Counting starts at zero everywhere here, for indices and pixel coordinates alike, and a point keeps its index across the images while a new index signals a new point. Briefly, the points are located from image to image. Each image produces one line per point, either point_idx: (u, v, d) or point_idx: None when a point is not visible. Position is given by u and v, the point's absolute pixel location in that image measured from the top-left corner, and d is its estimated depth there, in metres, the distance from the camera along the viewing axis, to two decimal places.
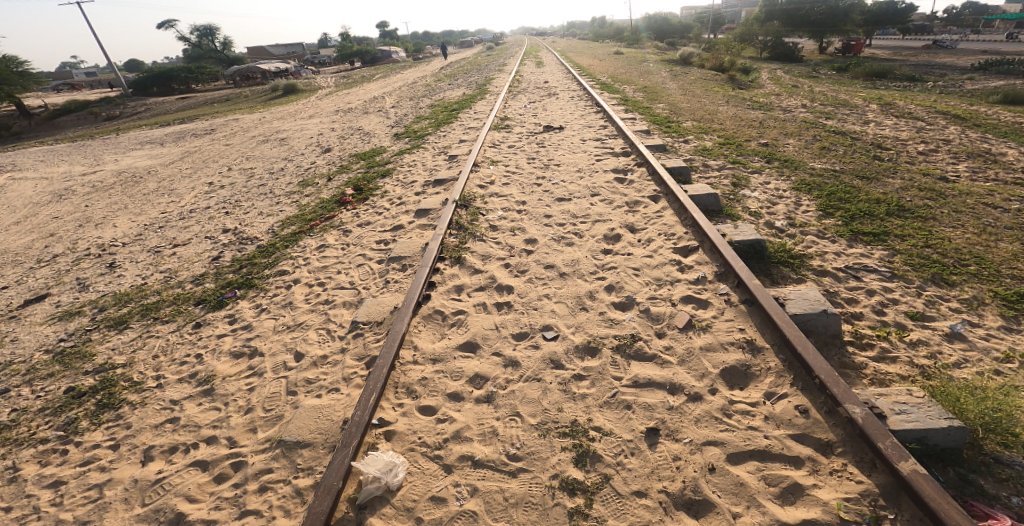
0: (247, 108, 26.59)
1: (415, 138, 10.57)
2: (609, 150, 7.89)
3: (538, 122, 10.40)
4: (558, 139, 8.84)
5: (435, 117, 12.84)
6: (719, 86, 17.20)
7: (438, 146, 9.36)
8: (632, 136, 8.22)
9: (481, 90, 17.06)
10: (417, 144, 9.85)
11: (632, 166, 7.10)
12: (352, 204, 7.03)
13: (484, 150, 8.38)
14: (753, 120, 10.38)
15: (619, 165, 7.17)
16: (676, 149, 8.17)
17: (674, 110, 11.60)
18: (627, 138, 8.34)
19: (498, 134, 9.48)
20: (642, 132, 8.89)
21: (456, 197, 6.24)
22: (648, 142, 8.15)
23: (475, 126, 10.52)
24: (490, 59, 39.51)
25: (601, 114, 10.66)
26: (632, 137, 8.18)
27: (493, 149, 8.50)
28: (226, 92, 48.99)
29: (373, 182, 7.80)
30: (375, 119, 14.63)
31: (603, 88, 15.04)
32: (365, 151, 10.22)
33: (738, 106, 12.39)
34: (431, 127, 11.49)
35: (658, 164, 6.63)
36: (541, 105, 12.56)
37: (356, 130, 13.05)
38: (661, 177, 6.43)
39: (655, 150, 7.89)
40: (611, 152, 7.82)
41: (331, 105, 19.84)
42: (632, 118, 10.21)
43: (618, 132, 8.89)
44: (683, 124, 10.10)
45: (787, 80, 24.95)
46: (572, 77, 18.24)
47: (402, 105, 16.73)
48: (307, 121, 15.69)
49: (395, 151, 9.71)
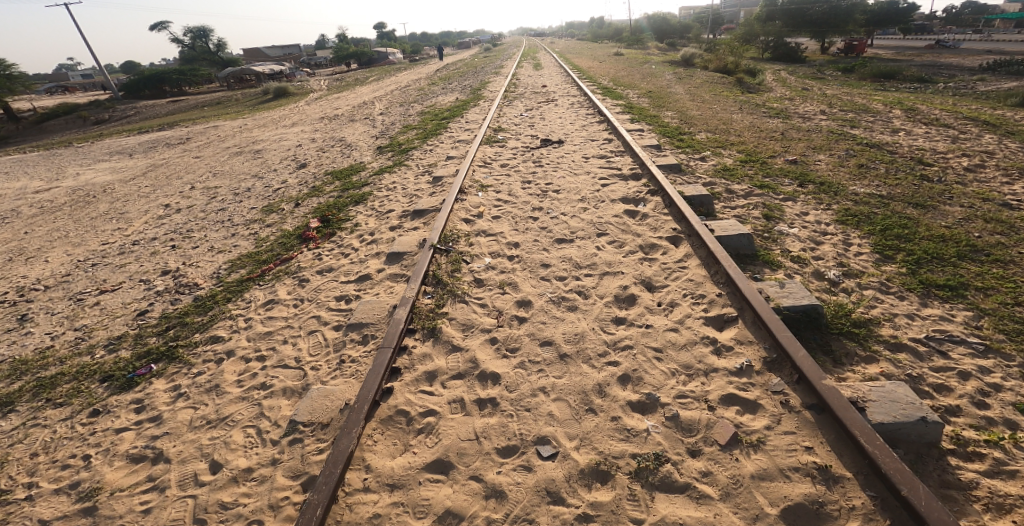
0: (234, 113, 25.57)
1: (400, 152, 9.50)
2: (616, 171, 6.82)
3: (534, 134, 9.33)
4: (557, 155, 7.77)
5: (424, 126, 11.72)
6: (729, 89, 16.08)
7: (422, 164, 8.29)
8: (642, 154, 7.14)
9: (477, 95, 15.95)
10: (399, 160, 8.77)
11: (645, 193, 6.04)
12: (316, 241, 5.99)
13: (472, 170, 7.32)
14: (774, 130, 9.27)
15: (628, 192, 6.12)
16: (692, 167, 7.09)
17: (685, 118, 10.50)
18: (636, 157, 7.26)
19: (490, 150, 8.42)
20: (653, 148, 7.82)
21: (435, 239, 5.23)
22: (661, 161, 7.08)
23: (465, 139, 9.44)
24: (487, 60, 38.40)
25: (605, 123, 9.58)
26: (643, 154, 7.10)
27: (483, 168, 7.43)
28: (218, 94, 47.87)
29: (344, 210, 6.77)
30: (361, 127, 13.55)
31: (606, 93, 13.96)
32: (343, 167, 9.16)
33: (754, 112, 11.29)
34: (418, 139, 10.40)
35: (675, 193, 5.58)
36: (539, 113, 11.47)
37: (337, 140, 11.96)
38: (681, 210, 5.36)
39: (669, 170, 6.83)
40: (618, 174, 6.75)
41: (318, 112, 18.77)
42: (640, 130, 9.15)
43: (626, 147, 7.82)
44: (697, 134, 9.00)
45: (794, 82, 23.83)
46: (571, 81, 17.12)
47: (391, 112, 15.61)
48: (288, 129, 14.61)
49: (375, 169, 8.64)
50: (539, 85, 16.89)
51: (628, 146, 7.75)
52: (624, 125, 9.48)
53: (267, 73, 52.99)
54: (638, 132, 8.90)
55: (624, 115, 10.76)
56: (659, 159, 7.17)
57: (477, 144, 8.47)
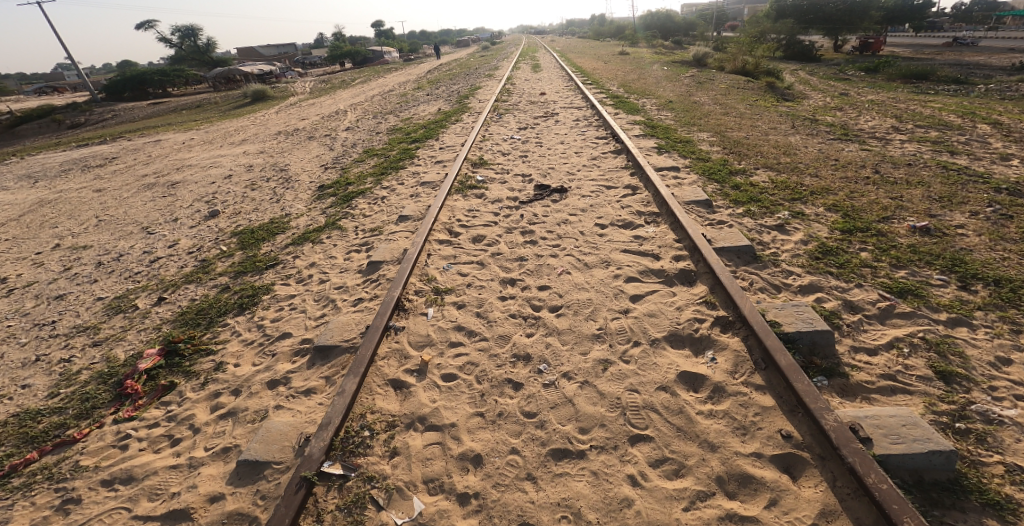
0: (196, 120, 23.01)
1: (342, 197, 6.75)
2: (647, 263, 4.34)
3: (529, 169, 6.66)
4: (557, 219, 5.18)
5: (388, 151, 8.87)
6: (762, 95, 13.38)
7: (359, 227, 5.69)
8: (690, 225, 4.60)
9: (463, 105, 13.32)
10: (330, 218, 6.09)
11: (702, 325, 3.69)
12: (135, 399, 3.92)
13: (427, 250, 4.79)
14: (861, 161, 6.63)
15: (677, 321, 3.75)
16: (765, 242, 4.52)
17: (727, 139, 7.89)
18: (680, 229, 4.73)
19: (456, 202, 5.79)
20: (703, 208, 5.23)
21: (311, 469, 2.92)
22: (718, 240, 4.51)
23: (426, 178, 6.76)
24: (484, 59, 35.42)
25: (623, 155, 6.91)
26: (692, 227, 4.57)
27: (448, 248, 4.84)
28: (202, 97, 45.18)
29: (213, 323, 4.55)
30: (317, 148, 10.64)
31: (618, 103, 11.34)
32: (258, 222, 6.46)
33: (815, 131, 8.47)
34: (372, 173, 7.57)
35: (781, 350, 3.26)
36: (534, 134, 8.74)
37: (274, 165, 9.36)
38: (805, 393, 3.04)
39: (733, 259, 4.32)
40: (654, 268, 4.27)
41: (279, 121, 16.10)
42: (673, 165, 6.47)
43: (661, 205, 5.25)
44: (755, 172, 6.28)
45: (820, 84, 21.14)
46: (574, 87, 14.48)
47: (358, 126, 12.65)
48: (229, 146, 12.03)
49: (299, 229, 6.00)
50: (535, 92, 14.06)
51: (665, 204, 5.17)
52: (650, 157, 6.82)
53: (255, 74, 50.28)
54: (675, 172, 6.23)
55: (644, 136, 8.02)
56: (711, 234, 4.63)
57: (443, 191, 5.83)
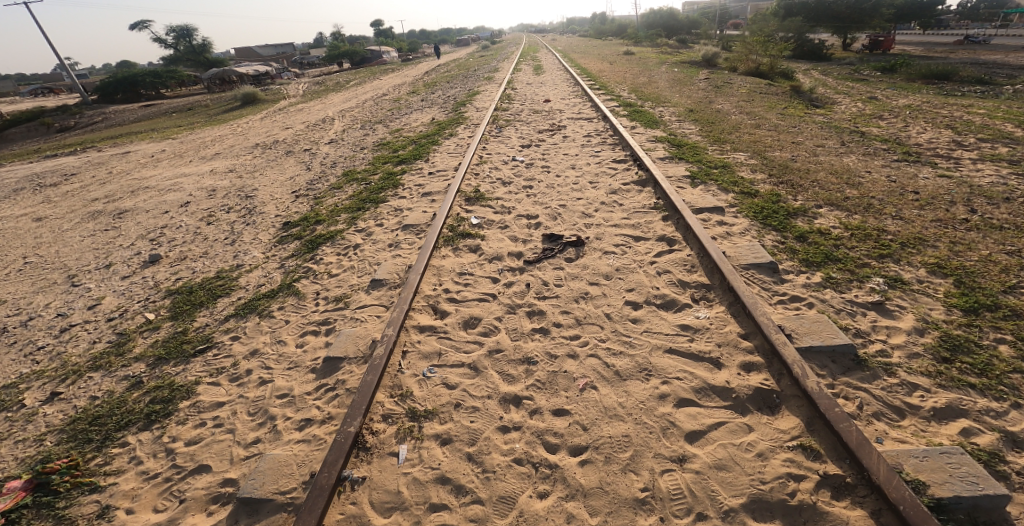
0: (177, 126, 21.65)
1: (311, 242, 5.45)
2: (704, 376, 3.31)
3: (537, 208, 5.40)
4: (573, 294, 4.04)
5: (373, 174, 7.46)
6: (789, 101, 12.13)
7: (322, 295, 4.50)
8: (762, 317, 3.52)
9: (459, 111, 12.04)
10: (290, 278, 4.84)
11: (802, 487, 2.71)
12: None
13: (402, 348, 3.71)
14: (945, 193, 5.42)
15: (760, 478, 2.76)
16: (864, 327, 3.62)
17: (771, 160, 6.66)
18: (746, 318, 3.66)
19: (441, 261, 4.57)
20: (766, 276, 4.10)
21: None
22: (803, 335, 3.55)
23: (409, 218, 5.53)
24: (482, 60, 33.94)
25: (648, 190, 5.67)
26: (765, 320, 3.49)
27: (429, 341, 3.73)
28: (194, 99, 43.79)
29: (111, 440, 3.47)
30: (293, 166, 9.20)
31: (633, 112, 10.11)
32: (197, 280, 5.24)
33: (870, 148, 7.20)
34: (350, 207, 6.22)
35: None
36: (542, 151, 7.36)
37: (239, 187, 8.13)
38: None
39: (826, 364, 3.38)
40: (712, 387, 3.25)
41: (259, 129, 14.81)
42: (714, 204, 5.21)
43: (709, 272, 4.13)
44: (820, 213, 5.04)
45: (839, 85, 19.82)
46: (582, 92, 13.24)
47: (343, 136, 11.32)
48: (198, 159, 10.78)
49: (248, 294, 4.76)
50: (539, 99, 12.68)
51: (719, 273, 4.01)
52: (681, 191, 5.55)
53: (250, 75, 48.80)
54: (718, 216, 5.00)
55: (668, 159, 6.70)
56: (791, 325, 3.63)
57: (426, 246, 4.62)
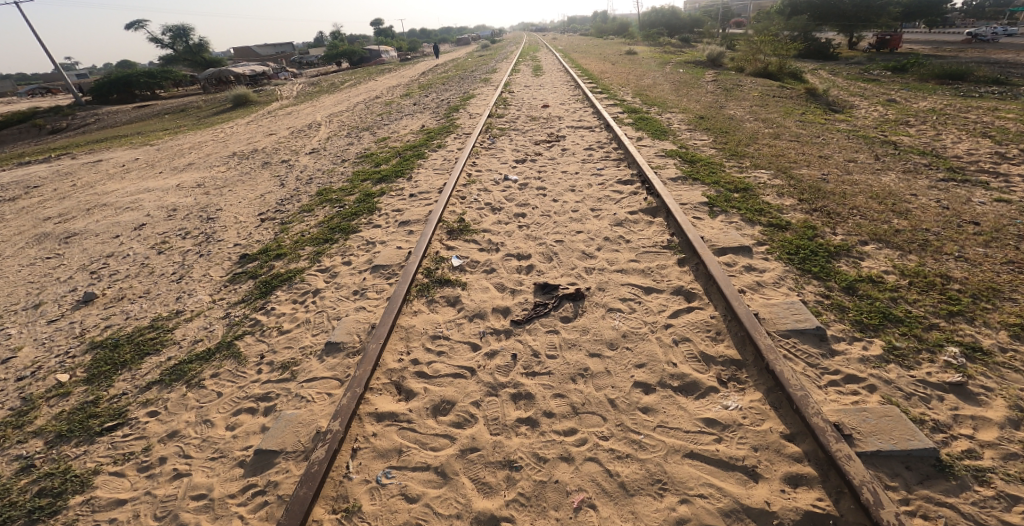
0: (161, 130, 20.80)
1: (266, 284, 4.72)
2: (736, 494, 2.67)
3: (530, 244, 4.63)
4: (570, 369, 3.41)
5: (348, 193, 6.64)
6: (806, 104, 11.29)
7: (261, 361, 3.92)
8: (814, 416, 2.83)
9: (450, 116, 11.22)
10: (230, 333, 4.24)
11: None
12: None
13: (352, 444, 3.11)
14: (1010, 224, 4.60)
15: None
16: (944, 418, 2.87)
17: (799, 177, 5.82)
18: (791, 413, 2.96)
19: (411, 319, 3.92)
20: (810, 348, 3.35)
21: None
22: (867, 434, 2.81)
23: (380, 255, 4.76)
24: (482, 60, 32.91)
25: (659, 222, 4.88)
26: (818, 421, 2.80)
27: (388, 435, 3.13)
28: (189, 100, 42.87)
29: None
30: (265, 179, 8.38)
31: (638, 119, 9.30)
32: (126, 331, 4.62)
33: (909, 163, 6.39)
34: (315, 237, 5.44)
35: None
36: (538, 167, 6.54)
37: (201, 206, 7.36)
38: None
39: (899, 472, 2.65)
40: (743, 509, 2.61)
41: (241, 134, 13.99)
42: (738, 241, 4.40)
43: (739, 346, 3.42)
44: (867, 251, 4.24)
45: (851, 86, 18.91)
46: (583, 95, 12.41)
47: (326, 144, 10.51)
48: (167, 171, 10.00)
49: (179, 354, 4.16)
50: (537, 104, 11.81)
51: (754, 348, 3.30)
52: (698, 224, 4.75)
53: (247, 76, 47.84)
54: (745, 257, 4.20)
55: (680, 179, 5.86)
56: (851, 422, 2.88)
57: (393, 302, 3.93)
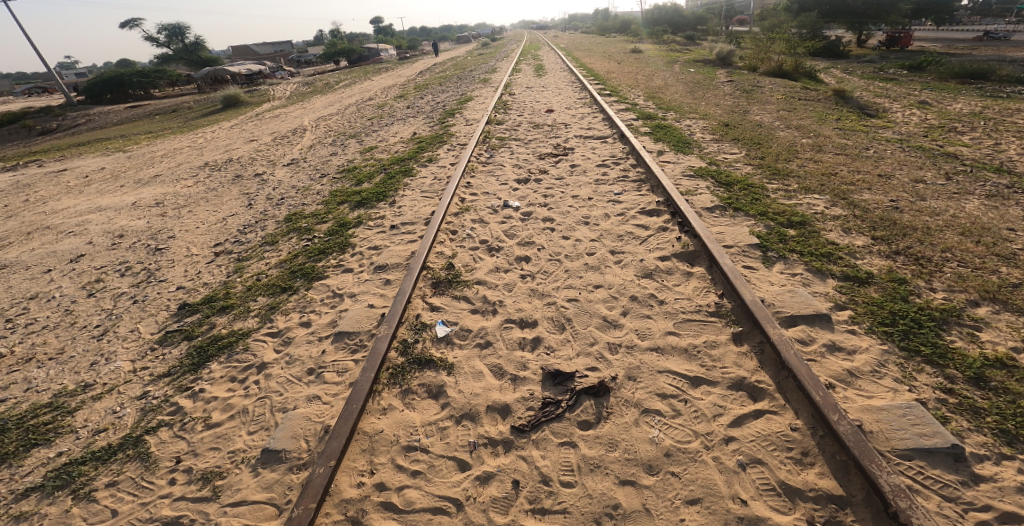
0: (142, 134, 19.68)
1: (197, 355, 3.88)
2: None
3: (537, 305, 3.72)
4: (593, 506, 2.54)
5: (320, 220, 5.62)
6: (837, 107, 10.28)
7: (175, 468, 3.00)
8: None
9: (445, 122, 10.20)
10: (143, 423, 3.32)
11: None
12: None
13: None
14: None
15: None
16: None
17: (863, 204, 4.81)
18: None
19: (377, 421, 3.02)
20: (945, 474, 2.57)
21: None
22: None
23: (343, 322, 3.87)
24: (481, 60, 31.63)
25: (701, 273, 3.89)
26: None
27: None
28: (182, 100, 41.54)
29: None
30: (232, 196, 7.36)
31: (655, 125, 8.28)
32: (20, 409, 3.60)
33: (986, 183, 5.40)
34: (271, 283, 4.51)
35: None
36: (544, 190, 5.50)
37: (152, 232, 6.36)
38: None
39: None
40: None
41: (219, 140, 12.94)
42: (809, 305, 3.53)
43: (841, 478, 2.56)
44: (982, 317, 3.32)
45: (870, 87, 17.88)
46: (590, 98, 11.39)
47: (307, 153, 9.50)
48: (128, 185, 8.98)
49: (71, 452, 3.18)
50: (540, 109, 10.74)
51: (870, 485, 2.45)
52: (753, 278, 3.79)
53: (241, 76, 46.63)
54: (826, 334, 3.34)
55: (717, 208, 4.78)
56: None
57: (354, 397, 3.05)
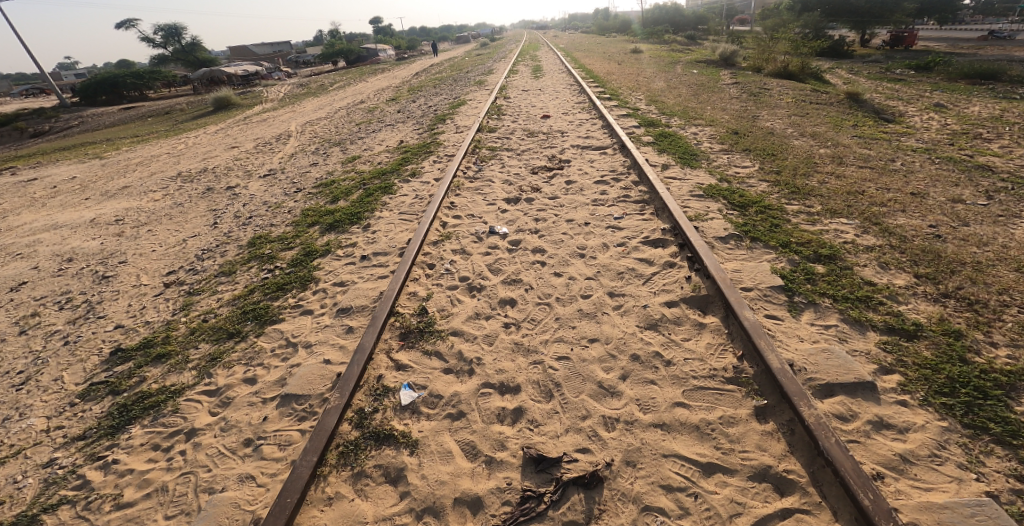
0: (129, 137, 19.14)
1: (116, 415, 3.52)
2: None
3: (522, 365, 3.32)
4: None
5: (285, 246, 5.08)
6: (853, 112, 9.66)
7: None
8: None
9: (435, 128, 9.65)
10: (41, 499, 3.04)
11: None
12: None
13: None
14: None
15: None
16: None
17: (896, 229, 4.22)
18: None
19: (320, 514, 2.67)
20: None
21: None
22: None
23: (290, 383, 3.50)
24: (479, 60, 31.01)
25: (715, 326, 3.40)
26: None
27: None
28: (176, 101, 41.02)
29: None
30: (198, 211, 6.83)
31: (658, 133, 7.72)
32: None
33: None
34: (216, 326, 4.11)
35: None
36: (534, 212, 4.96)
37: (104, 254, 5.86)
38: None
39: None
40: None
41: (202, 145, 12.42)
42: (849, 369, 2.98)
43: None
44: None
45: (881, 87, 17.20)
46: (590, 102, 10.82)
47: (287, 162, 8.97)
48: (95, 196, 8.48)
49: None
50: (536, 114, 10.14)
51: None
52: (778, 333, 3.23)
53: (237, 76, 46.04)
54: (871, 408, 2.80)
55: (732, 238, 4.17)
56: None
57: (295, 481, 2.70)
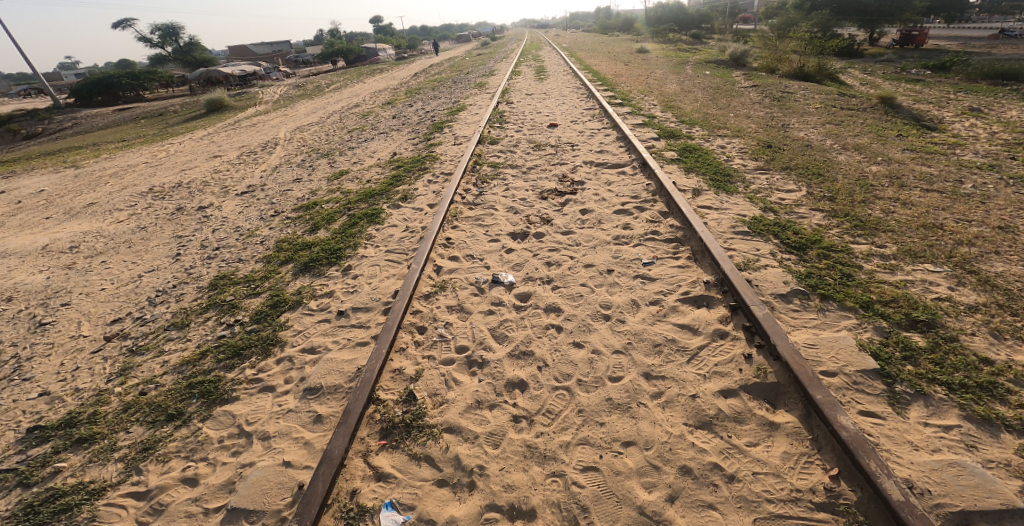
0: (116, 142, 18.33)
1: (18, 521, 2.75)
2: None
3: (537, 479, 2.54)
4: None
5: (252, 290, 4.30)
6: (889, 118, 8.85)
7: None
8: None
9: (433, 138, 8.86)
10: None
11: None
12: None
13: None
14: None
15: None
16: None
17: (997, 278, 3.42)
18: None
19: None
20: None
21: None
22: None
23: (239, 492, 2.72)
24: (480, 60, 30.18)
25: (791, 427, 2.64)
26: None
27: None
28: (172, 102, 40.23)
29: None
30: (163, 236, 6.04)
31: (680, 146, 6.92)
32: None
33: None
34: (155, 403, 3.32)
35: None
36: (547, 252, 4.18)
37: (47, 291, 5.07)
38: None
39: None
40: None
41: (184, 154, 11.61)
42: (991, 491, 2.30)
43: None
44: None
45: (904, 89, 16.31)
46: (600, 108, 10.02)
47: (270, 176, 8.19)
48: (58, 214, 7.69)
49: None
50: (542, 122, 9.35)
51: None
52: (883, 441, 2.51)
53: (234, 76, 45.22)
54: None
55: (796, 295, 3.37)
56: None
57: None
